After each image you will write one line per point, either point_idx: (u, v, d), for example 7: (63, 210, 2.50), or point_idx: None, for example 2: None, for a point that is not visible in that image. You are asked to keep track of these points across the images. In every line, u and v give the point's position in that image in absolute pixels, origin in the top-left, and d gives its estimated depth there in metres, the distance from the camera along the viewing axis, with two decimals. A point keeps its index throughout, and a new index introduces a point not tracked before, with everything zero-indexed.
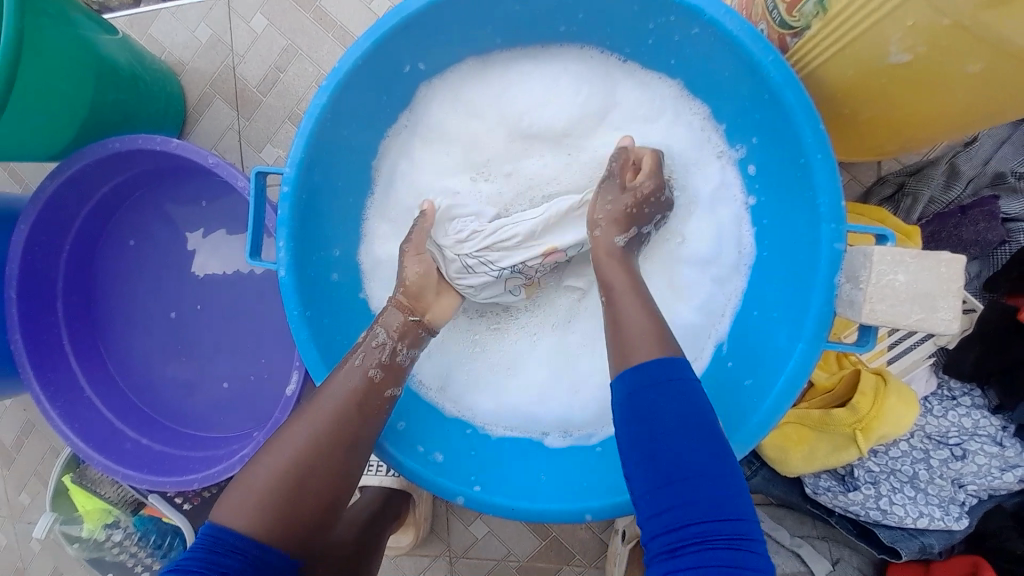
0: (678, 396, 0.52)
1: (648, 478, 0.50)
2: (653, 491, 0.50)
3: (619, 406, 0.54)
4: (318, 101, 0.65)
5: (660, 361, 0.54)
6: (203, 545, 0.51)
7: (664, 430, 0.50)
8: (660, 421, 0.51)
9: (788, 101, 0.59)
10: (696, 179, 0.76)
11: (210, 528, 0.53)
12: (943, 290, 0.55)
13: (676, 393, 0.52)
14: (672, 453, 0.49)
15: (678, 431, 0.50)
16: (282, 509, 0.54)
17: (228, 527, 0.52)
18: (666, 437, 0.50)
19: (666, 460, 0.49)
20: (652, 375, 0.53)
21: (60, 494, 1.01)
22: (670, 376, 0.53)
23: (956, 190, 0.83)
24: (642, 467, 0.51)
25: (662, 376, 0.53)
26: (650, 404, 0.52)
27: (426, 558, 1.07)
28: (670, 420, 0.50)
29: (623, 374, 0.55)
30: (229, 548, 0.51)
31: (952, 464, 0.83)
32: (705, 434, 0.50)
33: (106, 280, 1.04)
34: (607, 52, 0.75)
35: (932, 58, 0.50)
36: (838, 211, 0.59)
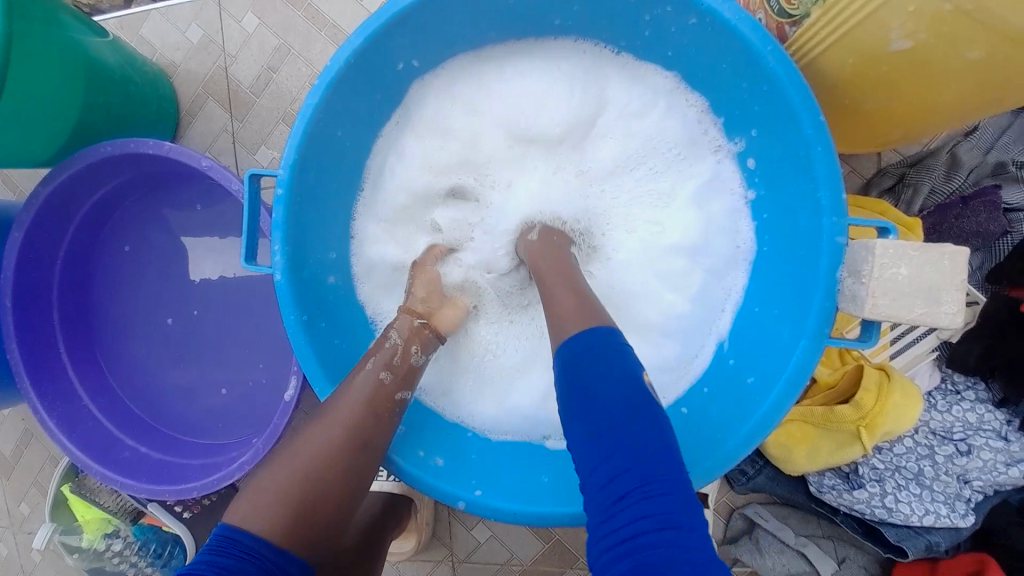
0: (609, 359, 0.50)
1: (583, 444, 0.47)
2: (587, 454, 0.46)
3: (560, 376, 0.53)
4: (311, 100, 0.64)
5: (592, 330, 0.54)
6: (216, 547, 0.49)
7: (595, 392, 0.48)
8: (591, 384, 0.49)
9: (787, 92, 0.58)
10: (692, 178, 0.77)
11: (224, 530, 0.51)
12: (948, 283, 0.54)
13: (607, 356, 0.51)
14: (600, 414, 0.47)
15: (607, 392, 0.48)
16: (301, 511, 0.53)
17: (241, 529, 0.51)
18: (596, 397, 0.48)
19: (597, 423, 0.47)
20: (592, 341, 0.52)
21: (60, 505, 1.01)
22: (602, 342, 0.52)
23: (956, 181, 0.83)
24: (579, 432, 0.48)
25: (593, 343, 0.52)
26: (583, 369, 0.50)
27: (429, 563, 1.05)
28: (599, 382, 0.49)
29: (562, 347, 0.55)
30: (243, 551, 0.49)
31: (957, 460, 0.83)
32: (635, 392, 0.47)
33: (103, 287, 1.03)
34: (602, 45, 0.75)
35: (933, 45, 0.50)
36: (839, 204, 0.59)
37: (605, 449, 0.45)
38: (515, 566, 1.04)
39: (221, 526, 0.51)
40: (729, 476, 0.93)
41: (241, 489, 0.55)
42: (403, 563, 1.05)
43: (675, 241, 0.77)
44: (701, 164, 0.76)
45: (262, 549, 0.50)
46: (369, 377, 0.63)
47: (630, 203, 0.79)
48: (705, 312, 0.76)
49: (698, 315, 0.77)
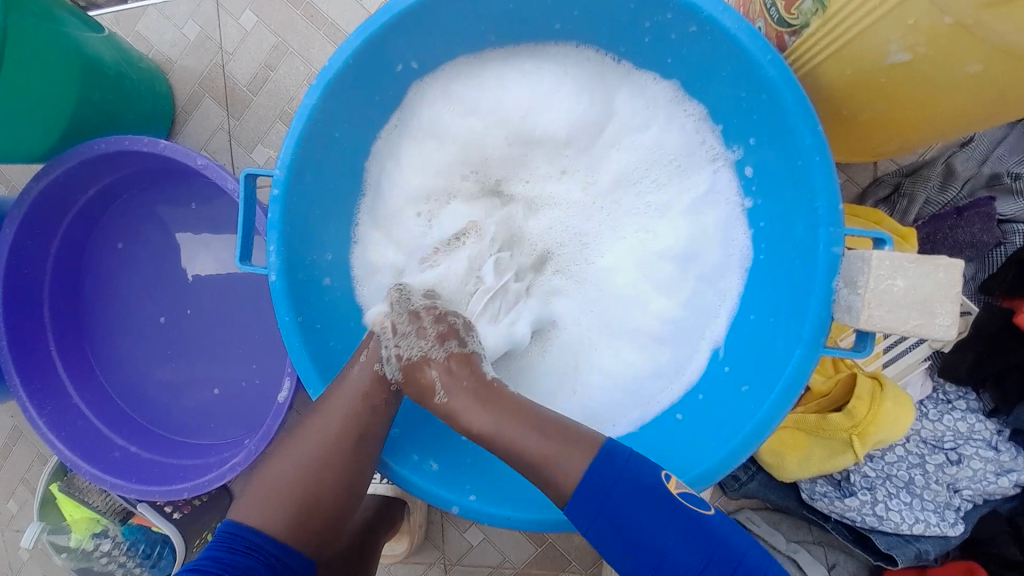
0: (639, 492, 0.54)
1: (652, 573, 0.53)
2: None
3: (586, 524, 0.55)
4: (307, 102, 0.63)
5: (600, 460, 0.55)
6: (222, 542, 0.57)
7: (642, 532, 0.53)
8: (634, 523, 0.53)
9: (787, 101, 0.58)
10: (690, 186, 0.77)
11: (229, 526, 0.58)
12: (940, 295, 0.54)
13: (632, 489, 0.54)
14: (658, 550, 0.52)
15: (656, 533, 0.52)
16: (296, 515, 0.58)
17: (244, 525, 0.58)
18: (647, 536, 0.52)
19: (659, 556, 0.52)
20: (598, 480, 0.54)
21: (47, 503, 1.00)
22: (618, 472, 0.55)
23: (951, 192, 0.84)
24: (640, 567, 0.53)
25: (611, 476, 0.54)
26: (615, 512, 0.53)
27: (420, 565, 1.05)
28: (641, 522, 0.53)
29: (569, 501, 0.55)
30: (245, 547, 0.56)
31: (948, 469, 0.83)
32: (679, 516, 0.53)
33: (94, 284, 1.02)
34: (602, 52, 0.75)
35: (931, 57, 0.50)
36: (836, 215, 0.59)
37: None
38: (506, 569, 1.04)
39: (227, 522, 0.58)
40: (722, 482, 0.93)
41: (245, 488, 0.61)
42: (394, 566, 1.05)
43: (671, 248, 0.77)
44: (699, 174, 0.76)
45: (261, 545, 0.57)
46: (365, 373, 0.63)
47: (628, 210, 0.80)
48: (699, 319, 0.76)
49: (693, 321, 0.76)
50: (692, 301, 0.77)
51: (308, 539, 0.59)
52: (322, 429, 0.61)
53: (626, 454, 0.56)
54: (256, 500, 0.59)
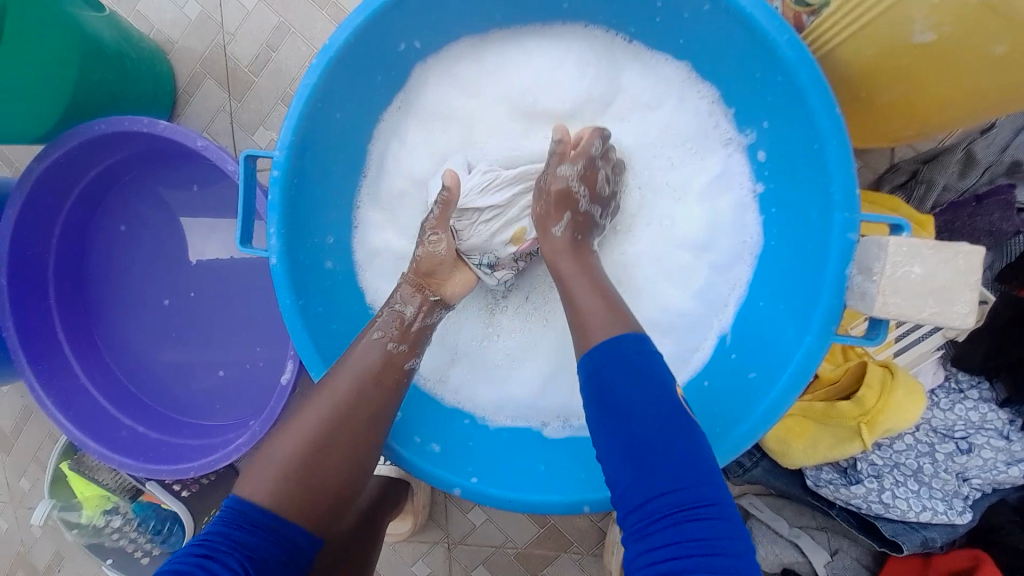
0: (640, 370, 0.51)
1: (618, 452, 0.49)
2: (623, 464, 0.49)
3: (586, 381, 0.54)
4: (307, 83, 0.62)
5: (620, 338, 0.54)
6: (227, 518, 0.50)
7: (628, 401, 0.50)
8: (623, 394, 0.50)
9: (802, 82, 0.56)
10: (701, 169, 0.74)
11: (234, 502, 0.52)
12: (960, 282, 0.52)
13: (635, 364, 0.52)
14: (633, 425, 0.49)
15: (639, 405, 0.49)
16: (306, 490, 0.53)
17: (251, 502, 0.51)
18: (630, 408, 0.49)
19: (632, 436, 0.49)
20: (609, 354, 0.53)
21: (59, 481, 1.01)
22: (632, 349, 0.53)
23: (971, 179, 0.81)
24: (610, 439, 0.50)
25: (622, 351, 0.53)
26: (613, 374, 0.52)
27: (424, 544, 1.06)
28: (631, 392, 0.50)
29: (585, 353, 0.55)
30: (251, 524, 0.50)
31: (958, 458, 0.82)
32: (669, 409, 0.49)
33: (98, 264, 1.02)
34: (612, 31, 0.72)
35: (957, 39, 0.48)
36: (851, 201, 0.57)
37: (644, 468, 0.47)
38: (509, 549, 1.05)
39: (231, 496, 0.52)
40: (726, 468, 0.92)
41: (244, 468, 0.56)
42: (399, 544, 1.06)
43: (684, 236, 0.75)
44: (711, 157, 0.73)
45: (271, 523, 0.51)
46: (377, 348, 0.63)
47: (645, 189, 0.76)
48: (709, 308, 0.74)
49: (704, 308, 0.74)
50: (702, 291, 0.74)
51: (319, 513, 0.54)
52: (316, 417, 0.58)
53: (647, 346, 0.54)
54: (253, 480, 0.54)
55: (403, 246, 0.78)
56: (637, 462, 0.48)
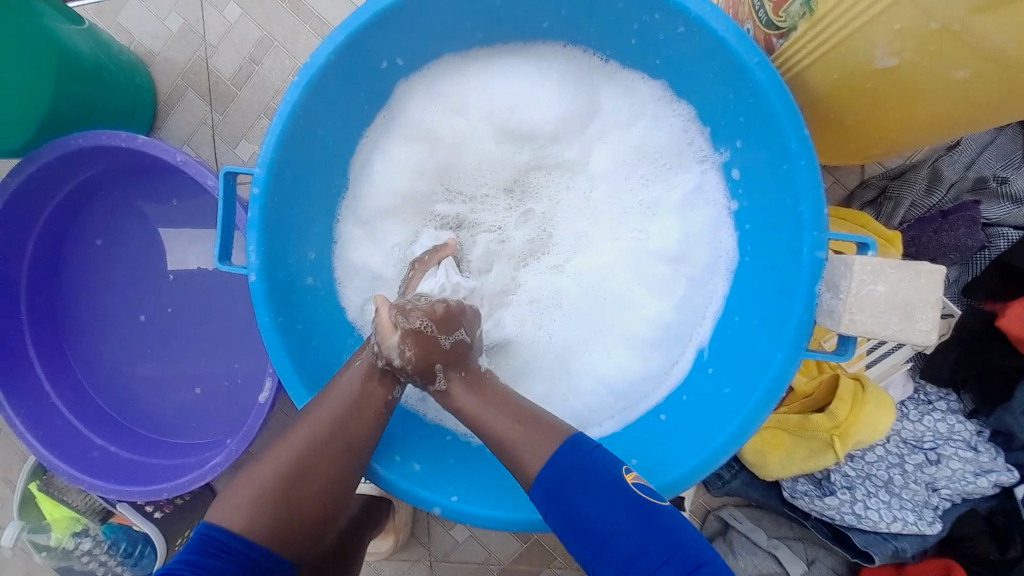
0: (593, 482, 0.53)
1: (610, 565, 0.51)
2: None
3: (547, 514, 0.55)
4: (288, 101, 0.62)
5: (563, 451, 0.56)
6: (196, 545, 0.52)
7: (596, 517, 0.52)
8: (589, 515, 0.52)
9: (773, 104, 0.58)
10: (676, 184, 0.76)
11: (204, 528, 0.53)
12: (923, 301, 0.55)
13: (586, 479, 0.54)
14: (612, 539, 0.51)
15: (607, 517, 0.51)
16: (279, 512, 0.54)
17: (219, 526, 0.53)
18: (603, 523, 0.51)
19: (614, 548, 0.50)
20: (559, 475, 0.54)
21: (26, 502, 0.97)
22: (570, 467, 0.55)
23: (937, 195, 0.85)
24: (601, 564, 0.51)
25: (564, 474, 0.54)
26: (569, 494, 0.53)
27: (406, 562, 1.05)
28: (592, 506, 0.52)
29: (533, 485, 0.56)
30: (217, 548, 0.51)
31: (927, 469, 0.84)
32: (634, 509, 0.52)
33: (73, 279, 0.99)
34: (591, 52, 0.74)
35: (916, 64, 0.51)
36: (820, 219, 0.59)
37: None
38: (492, 565, 1.04)
39: (201, 523, 0.53)
40: (706, 480, 0.94)
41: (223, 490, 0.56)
42: (380, 562, 1.05)
43: (654, 247, 0.77)
44: (686, 173, 0.76)
45: (239, 547, 0.52)
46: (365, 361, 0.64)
47: (618, 209, 0.78)
48: (686, 319, 0.76)
49: (680, 320, 0.76)
50: (679, 305, 0.76)
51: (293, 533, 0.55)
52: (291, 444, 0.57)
53: (586, 448, 0.56)
54: (243, 492, 0.55)
55: (393, 264, 0.79)
56: (633, 569, 0.49)
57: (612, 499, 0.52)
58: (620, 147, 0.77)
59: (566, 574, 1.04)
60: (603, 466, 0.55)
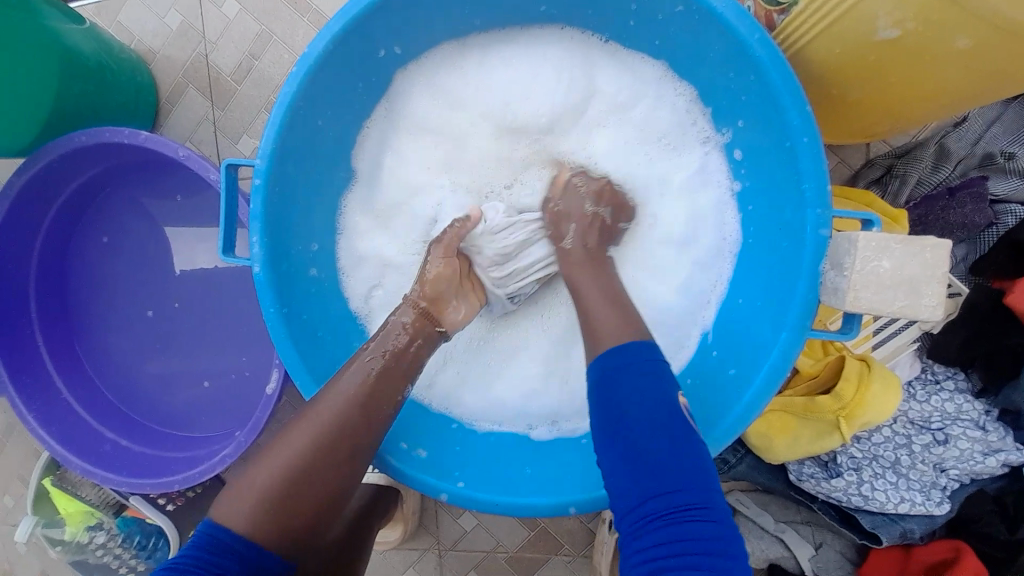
0: (643, 379, 0.54)
1: (617, 459, 0.51)
2: (619, 469, 0.51)
3: (591, 395, 0.57)
4: (289, 89, 0.62)
5: (627, 348, 0.56)
6: (200, 544, 0.51)
7: (628, 406, 0.52)
8: (625, 405, 0.52)
9: (773, 81, 0.57)
10: (680, 168, 0.75)
11: (208, 527, 0.52)
12: (927, 276, 0.54)
13: (642, 372, 0.54)
14: (632, 434, 0.51)
15: (640, 411, 0.52)
16: (288, 502, 0.54)
17: (224, 526, 0.52)
18: (630, 416, 0.52)
19: (630, 441, 0.51)
20: (621, 359, 0.56)
21: (41, 498, 0.99)
22: (633, 359, 0.55)
23: (943, 172, 0.85)
24: (610, 448, 0.52)
25: (628, 359, 0.55)
26: (615, 385, 0.54)
27: (415, 551, 1.06)
28: (635, 400, 0.52)
29: (597, 359, 0.58)
30: (223, 548, 0.51)
31: (935, 449, 0.84)
32: (666, 421, 0.51)
33: (80, 277, 1.00)
34: (590, 32, 0.74)
35: (920, 34, 0.50)
36: (823, 196, 0.58)
37: (641, 472, 0.49)
38: (500, 553, 1.05)
39: (204, 521, 0.53)
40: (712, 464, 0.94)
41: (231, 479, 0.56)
42: (389, 552, 1.06)
43: (656, 230, 0.77)
44: (689, 155, 0.75)
45: (243, 546, 0.51)
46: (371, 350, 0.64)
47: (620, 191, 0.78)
48: (692, 302, 0.75)
49: (684, 305, 0.76)
50: (682, 286, 0.76)
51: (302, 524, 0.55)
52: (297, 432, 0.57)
53: (652, 354, 0.56)
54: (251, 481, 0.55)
55: (396, 253, 0.78)
56: (635, 470, 0.50)
57: (654, 402, 0.52)
58: (622, 131, 0.76)
59: (574, 561, 1.04)
60: (664, 372, 0.55)
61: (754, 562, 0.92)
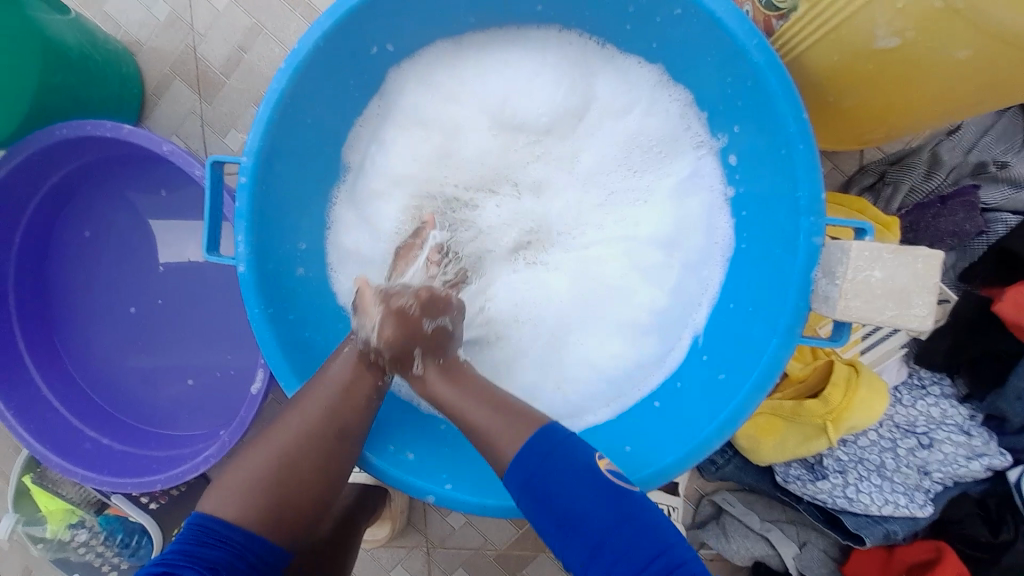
0: (567, 463, 0.53)
1: (578, 549, 0.51)
2: (584, 559, 0.51)
3: (521, 492, 0.54)
4: (277, 86, 0.60)
5: (537, 436, 0.55)
6: (190, 535, 0.51)
7: (565, 496, 0.52)
8: (561, 493, 0.52)
9: (772, 87, 0.57)
10: (670, 174, 0.76)
11: (197, 518, 0.53)
12: (918, 286, 0.54)
13: (566, 461, 0.53)
14: (585, 524, 0.51)
15: (580, 501, 0.51)
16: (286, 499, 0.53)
17: (213, 516, 0.53)
18: (579, 508, 0.51)
19: (590, 532, 0.50)
20: (537, 451, 0.54)
21: (21, 495, 0.97)
22: (550, 446, 0.54)
23: (936, 180, 0.84)
24: (569, 541, 0.52)
25: (541, 452, 0.54)
26: (547, 482, 0.53)
27: (403, 549, 1.05)
28: (574, 496, 0.52)
29: (508, 469, 0.55)
30: (216, 539, 0.51)
31: (918, 453, 0.85)
32: (608, 494, 0.52)
33: (58, 270, 0.97)
34: (587, 35, 0.72)
35: (919, 42, 0.51)
36: (816, 204, 0.58)
37: (605, 559, 0.49)
38: (488, 551, 1.04)
39: (194, 514, 0.53)
40: (700, 465, 0.94)
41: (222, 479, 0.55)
42: (377, 550, 1.05)
43: (649, 234, 0.76)
44: (680, 160, 0.75)
45: (236, 537, 0.52)
46: (362, 354, 0.63)
47: (614, 191, 0.77)
48: (683, 304, 0.76)
49: (676, 312, 0.76)
50: (673, 290, 0.76)
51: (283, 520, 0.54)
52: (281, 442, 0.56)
53: (565, 435, 0.56)
54: (236, 485, 0.54)
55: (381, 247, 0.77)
56: (600, 554, 0.50)
57: (592, 484, 0.52)
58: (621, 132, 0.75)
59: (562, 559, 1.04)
60: (584, 448, 0.55)
61: (739, 560, 0.93)
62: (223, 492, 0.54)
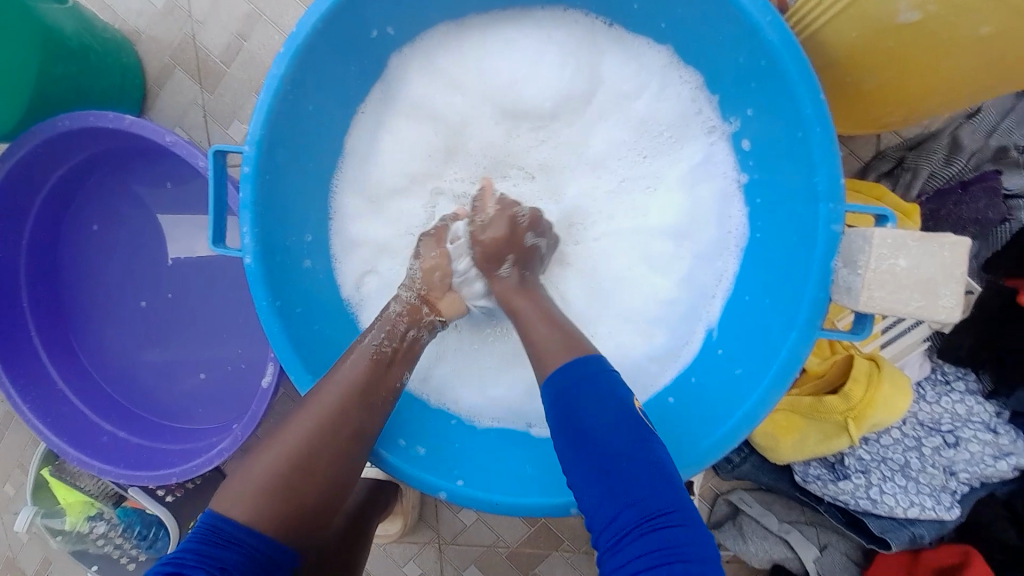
0: (600, 388, 0.53)
1: (583, 473, 0.50)
2: (587, 485, 0.49)
3: (550, 405, 0.55)
4: (277, 70, 0.60)
5: (573, 362, 0.55)
6: (201, 535, 0.50)
7: (589, 416, 0.51)
8: (585, 412, 0.51)
9: (787, 66, 0.55)
10: (685, 161, 0.73)
11: (209, 518, 0.51)
12: (946, 276, 0.51)
13: (597, 387, 0.53)
14: (600, 445, 0.49)
15: (602, 423, 0.50)
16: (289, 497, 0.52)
17: (224, 516, 0.51)
18: (598, 428, 0.50)
19: (601, 459, 0.49)
20: (575, 370, 0.54)
21: (40, 488, 0.99)
22: (586, 371, 0.54)
23: (957, 165, 0.81)
24: (578, 465, 0.50)
25: (578, 374, 0.54)
26: (575, 398, 0.52)
27: (415, 545, 1.05)
28: (598, 416, 0.50)
29: (547, 378, 0.56)
30: (226, 539, 0.49)
31: (944, 452, 0.82)
32: (630, 425, 0.50)
33: (73, 265, 0.99)
34: (592, 16, 0.71)
35: (942, 17, 0.48)
36: (835, 189, 0.56)
37: (610, 483, 0.48)
38: (500, 548, 1.03)
39: (206, 513, 0.52)
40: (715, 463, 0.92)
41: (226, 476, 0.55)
42: (389, 546, 1.05)
43: (662, 224, 0.74)
44: (692, 145, 0.73)
45: (246, 538, 0.50)
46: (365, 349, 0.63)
47: (624, 177, 0.75)
48: (696, 297, 0.73)
49: (689, 304, 0.74)
50: (686, 281, 0.74)
51: (293, 520, 0.53)
52: (283, 437, 0.55)
53: (604, 366, 0.55)
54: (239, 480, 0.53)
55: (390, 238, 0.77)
56: (604, 482, 0.48)
57: (618, 412, 0.51)
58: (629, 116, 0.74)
59: (575, 557, 1.03)
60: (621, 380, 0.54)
61: (757, 562, 0.90)
62: (227, 487, 0.53)
